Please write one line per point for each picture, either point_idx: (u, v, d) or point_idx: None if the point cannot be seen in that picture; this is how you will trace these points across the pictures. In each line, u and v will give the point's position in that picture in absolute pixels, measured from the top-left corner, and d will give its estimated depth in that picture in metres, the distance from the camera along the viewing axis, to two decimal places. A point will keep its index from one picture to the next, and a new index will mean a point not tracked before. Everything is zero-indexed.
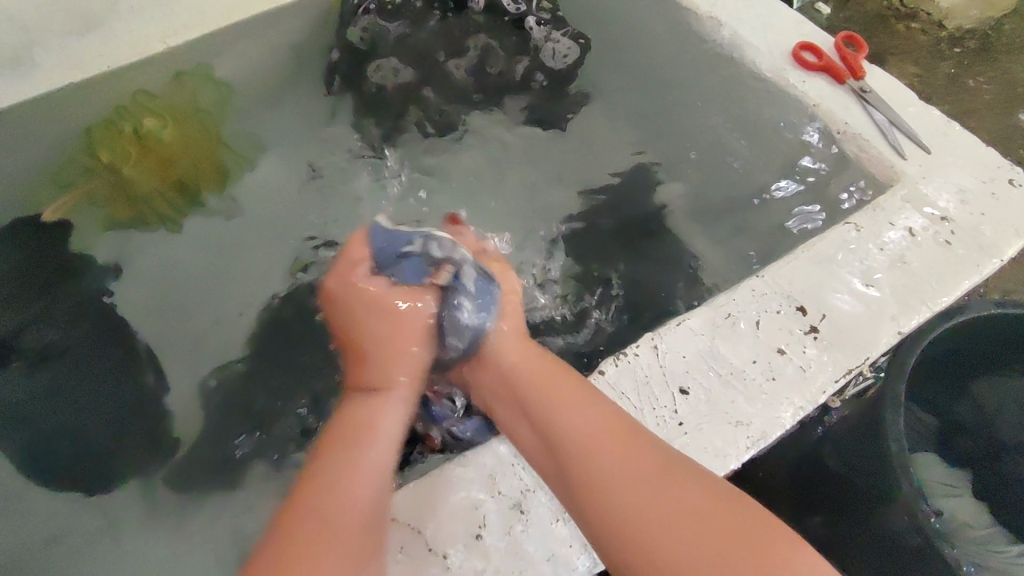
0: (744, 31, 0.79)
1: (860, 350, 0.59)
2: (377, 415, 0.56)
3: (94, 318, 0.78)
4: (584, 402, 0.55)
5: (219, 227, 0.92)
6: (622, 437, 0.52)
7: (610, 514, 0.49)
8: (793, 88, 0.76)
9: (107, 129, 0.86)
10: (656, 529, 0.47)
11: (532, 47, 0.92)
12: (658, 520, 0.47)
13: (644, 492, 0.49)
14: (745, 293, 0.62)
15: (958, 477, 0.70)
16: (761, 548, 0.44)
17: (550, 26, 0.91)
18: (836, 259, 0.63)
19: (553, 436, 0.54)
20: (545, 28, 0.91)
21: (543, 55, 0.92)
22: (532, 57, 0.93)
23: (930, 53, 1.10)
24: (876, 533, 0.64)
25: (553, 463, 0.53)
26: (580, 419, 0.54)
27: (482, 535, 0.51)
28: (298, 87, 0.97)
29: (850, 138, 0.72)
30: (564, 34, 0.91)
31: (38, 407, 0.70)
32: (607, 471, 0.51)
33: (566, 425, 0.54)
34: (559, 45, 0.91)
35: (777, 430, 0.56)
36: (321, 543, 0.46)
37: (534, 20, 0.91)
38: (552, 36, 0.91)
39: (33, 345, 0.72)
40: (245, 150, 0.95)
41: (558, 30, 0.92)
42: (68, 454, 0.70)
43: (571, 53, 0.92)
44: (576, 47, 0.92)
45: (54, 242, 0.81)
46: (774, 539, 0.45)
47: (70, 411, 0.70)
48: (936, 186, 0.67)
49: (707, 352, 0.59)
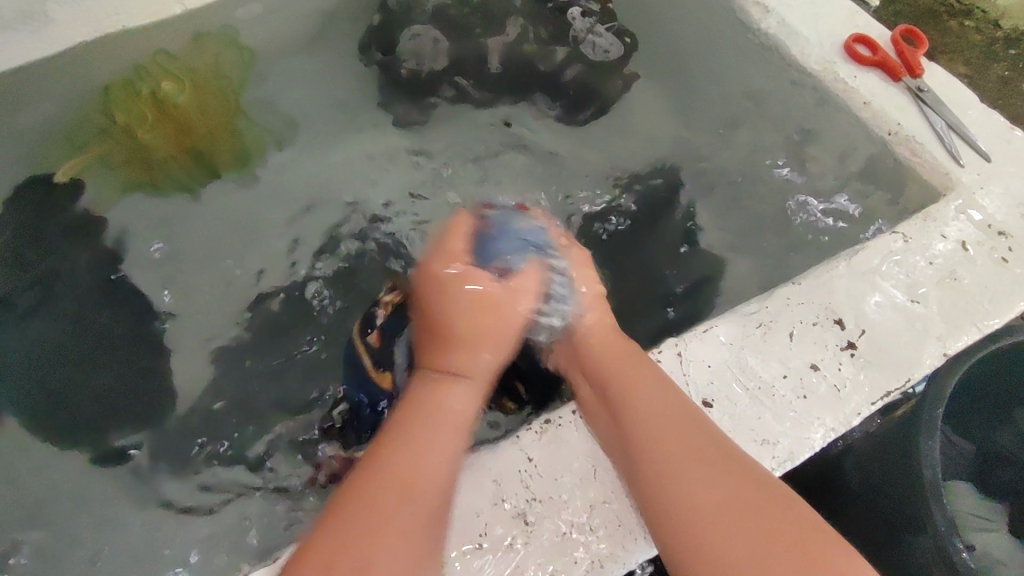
0: (794, 19, 0.74)
1: (902, 371, 0.55)
2: (453, 404, 0.51)
3: (104, 285, 0.78)
4: (653, 392, 0.52)
5: (231, 200, 0.89)
6: (680, 425, 0.49)
7: (657, 494, 0.47)
8: (842, 83, 0.71)
9: (125, 89, 0.81)
10: (709, 530, 0.44)
11: (573, 37, 0.86)
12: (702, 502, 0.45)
13: (689, 484, 0.46)
14: (779, 302, 0.57)
15: (993, 509, 0.65)
16: (804, 549, 0.41)
17: (595, 18, 0.87)
18: (879, 270, 0.58)
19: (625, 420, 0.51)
20: (589, 20, 0.86)
21: (583, 46, 0.87)
22: (572, 48, 0.87)
23: (983, 52, 1.02)
24: (900, 561, 0.60)
25: (608, 419, 0.53)
26: (644, 398, 0.52)
27: (482, 544, 0.48)
28: (316, 53, 0.92)
29: (903, 141, 0.67)
30: (608, 29, 0.87)
31: (49, 378, 0.70)
32: (667, 458, 0.48)
33: (636, 411, 0.51)
34: (600, 39, 0.87)
35: (806, 452, 0.52)
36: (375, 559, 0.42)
37: (579, 10, 0.86)
38: (595, 29, 0.87)
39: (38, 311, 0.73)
40: (266, 118, 0.91)
41: (603, 24, 0.87)
42: (84, 423, 0.71)
43: (612, 50, 0.87)
44: (620, 45, 0.88)
45: (60, 204, 0.79)
46: (819, 540, 0.42)
47: (87, 384, 0.71)
48: (994, 197, 0.62)
49: (735, 362, 0.55)
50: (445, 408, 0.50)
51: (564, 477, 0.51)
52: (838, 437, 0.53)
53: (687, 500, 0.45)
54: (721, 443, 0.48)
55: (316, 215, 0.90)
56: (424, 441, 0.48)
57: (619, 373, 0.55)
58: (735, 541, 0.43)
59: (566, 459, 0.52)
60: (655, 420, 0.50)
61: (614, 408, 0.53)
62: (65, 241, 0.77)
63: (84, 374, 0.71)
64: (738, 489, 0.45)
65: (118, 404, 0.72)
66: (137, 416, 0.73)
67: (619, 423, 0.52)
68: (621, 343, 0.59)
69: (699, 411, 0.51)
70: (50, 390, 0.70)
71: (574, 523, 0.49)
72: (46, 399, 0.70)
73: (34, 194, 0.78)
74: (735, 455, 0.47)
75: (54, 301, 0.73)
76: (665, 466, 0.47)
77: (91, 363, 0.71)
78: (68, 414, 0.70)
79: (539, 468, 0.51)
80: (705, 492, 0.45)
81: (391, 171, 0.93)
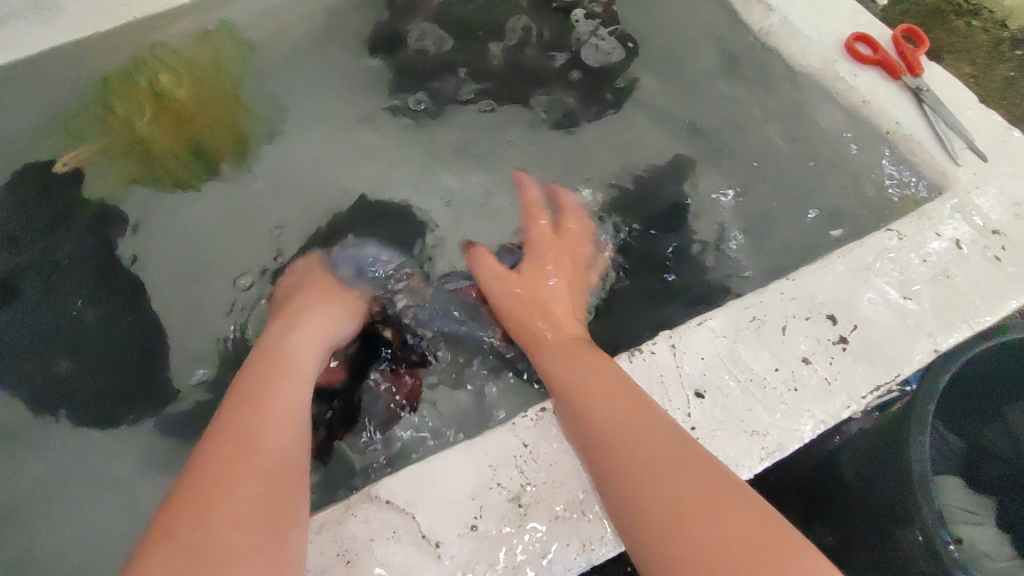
0: (796, 18, 0.75)
1: (892, 366, 0.56)
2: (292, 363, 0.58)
3: (98, 262, 0.79)
4: (612, 394, 0.52)
5: (234, 192, 0.90)
6: (638, 433, 0.49)
7: (628, 503, 0.46)
8: (843, 81, 0.72)
9: (124, 82, 0.82)
10: (677, 538, 0.43)
11: (575, 40, 0.89)
12: (659, 492, 0.45)
13: (655, 491, 0.46)
14: (773, 297, 0.58)
15: (985, 506, 0.65)
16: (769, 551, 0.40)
17: (598, 22, 0.89)
18: (873, 267, 0.59)
19: (592, 423, 0.51)
20: (592, 22, 0.88)
21: (584, 49, 0.89)
22: (574, 50, 0.89)
23: (989, 52, 1.02)
24: (891, 555, 0.60)
25: (575, 426, 0.52)
26: (608, 400, 0.52)
27: (476, 526, 0.50)
28: (325, 48, 0.93)
29: (900, 140, 0.68)
30: (610, 33, 0.89)
31: (42, 353, 0.73)
32: (635, 461, 0.47)
33: (600, 416, 0.51)
34: (603, 43, 0.89)
35: (794, 444, 0.53)
36: (229, 492, 0.43)
37: (583, 12, 0.89)
38: (598, 32, 0.89)
39: (34, 288, 0.76)
40: (267, 112, 0.91)
41: (606, 28, 0.89)
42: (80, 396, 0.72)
43: (614, 54, 0.89)
44: (621, 50, 0.89)
45: (56, 188, 0.80)
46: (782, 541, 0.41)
47: (79, 361, 0.73)
48: (989, 197, 0.63)
49: (728, 355, 0.56)
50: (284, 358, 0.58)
51: (558, 463, 0.52)
52: (828, 429, 0.54)
53: (653, 506, 0.45)
54: (682, 451, 0.48)
55: (317, 205, 0.90)
56: (265, 385, 0.53)
57: (584, 375, 0.55)
58: (702, 543, 0.41)
59: (561, 445, 0.53)
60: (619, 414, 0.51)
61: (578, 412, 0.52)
62: (60, 224, 0.79)
63: (78, 354, 0.73)
64: (701, 493, 0.44)
65: (109, 382, 0.73)
66: (126, 401, 0.73)
67: (586, 428, 0.51)
68: (588, 350, 0.60)
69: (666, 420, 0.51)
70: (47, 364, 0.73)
71: (566, 506, 0.50)
72: (47, 373, 0.72)
73: (31, 178, 0.81)
74: (696, 462, 0.47)
75: (50, 281, 0.76)
76: (627, 454, 0.48)
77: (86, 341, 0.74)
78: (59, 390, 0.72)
79: (533, 454, 0.52)
80: (670, 496, 0.45)
81: (394, 162, 0.93)
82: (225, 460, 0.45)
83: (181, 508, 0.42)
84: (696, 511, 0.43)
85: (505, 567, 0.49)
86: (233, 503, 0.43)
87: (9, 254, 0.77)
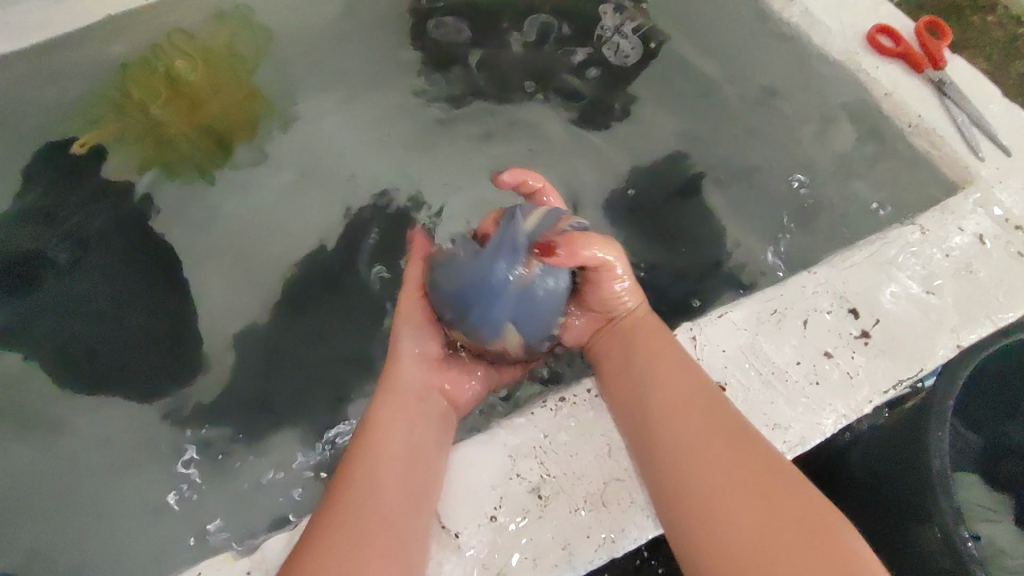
0: (816, 9, 0.74)
1: (914, 361, 0.55)
2: (385, 409, 0.54)
3: (129, 231, 0.80)
4: (668, 386, 0.50)
5: (246, 178, 0.88)
6: (688, 416, 0.48)
7: (678, 482, 0.45)
8: (864, 74, 0.71)
9: (143, 67, 0.80)
10: (733, 534, 0.41)
11: (598, 36, 0.88)
12: (710, 487, 0.44)
13: (706, 477, 0.44)
14: (795, 290, 0.58)
15: (1000, 501, 0.64)
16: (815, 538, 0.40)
17: (624, 17, 0.88)
18: (896, 261, 0.59)
19: (646, 417, 0.50)
20: (618, 18, 0.88)
21: (606, 47, 0.89)
22: (595, 46, 0.89)
23: (1007, 49, 1.00)
24: (905, 550, 0.59)
25: (629, 420, 0.51)
26: (665, 392, 0.50)
27: (495, 517, 0.49)
28: (345, 39, 0.90)
29: (923, 133, 0.68)
30: (635, 29, 0.88)
31: (74, 325, 0.74)
32: (686, 458, 0.46)
33: (656, 408, 0.49)
34: (625, 41, 0.89)
35: (817, 438, 0.53)
36: (369, 535, 0.43)
37: (610, 7, 0.88)
38: (623, 30, 0.88)
39: (69, 260, 0.76)
40: (281, 100, 0.90)
41: (631, 25, 0.88)
42: (105, 371, 0.74)
43: (635, 52, 0.88)
44: (643, 49, 0.88)
45: (87, 170, 0.80)
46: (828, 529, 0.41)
47: (103, 334, 0.74)
48: (1011, 192, 0.62)
49: (750, 348, 0.55)
50: (379, 411, 0.54)
51: (578, 455, 0.52)
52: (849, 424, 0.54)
53: (702, 496, 0.44)
54: (733, 433, 0.47)
55: (329, 197, 0.90)
56: (361, 439, 0.51)
57: (640, 375, 0.53)
58: (753, 543, 0.41)
59: (583, 439, 0.52)
60: (672, 396, 0.50)
61: (631, 404, 0.51)
62: (96, 199, 0.79)
63: (108, 321, 0.75)
64: (745, 484, 0.43)
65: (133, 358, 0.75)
66: (150, 359, 0.75)
67: (640, 420, 0.50)
68: (651, 337, 0.56)
69: (717, 404, 0.49)
70: (80, 337, 0.74)
71: (585, 498, 0.50)
72: (81, 346, 0.74)
73: (53, 157, 0.79)
74: (748, 448, 0.46)
75: (85, 256, 0.76)
76: (675, 449, 0.47)
77: (119, 302, 0.75)
78: (91, 363, 0.74)
79: (553, 445, 0.52)
80: (722, 487, 0.44)
81: (404, 156, 0.92)
82: (335, 508, 0.45)
83: (328, 547, 0.42)
84: (743, 501, 0.42)
85: (524, 558, 0.48)
86: (382, 535, 0.44)
87: (48, 230, 0.77)
